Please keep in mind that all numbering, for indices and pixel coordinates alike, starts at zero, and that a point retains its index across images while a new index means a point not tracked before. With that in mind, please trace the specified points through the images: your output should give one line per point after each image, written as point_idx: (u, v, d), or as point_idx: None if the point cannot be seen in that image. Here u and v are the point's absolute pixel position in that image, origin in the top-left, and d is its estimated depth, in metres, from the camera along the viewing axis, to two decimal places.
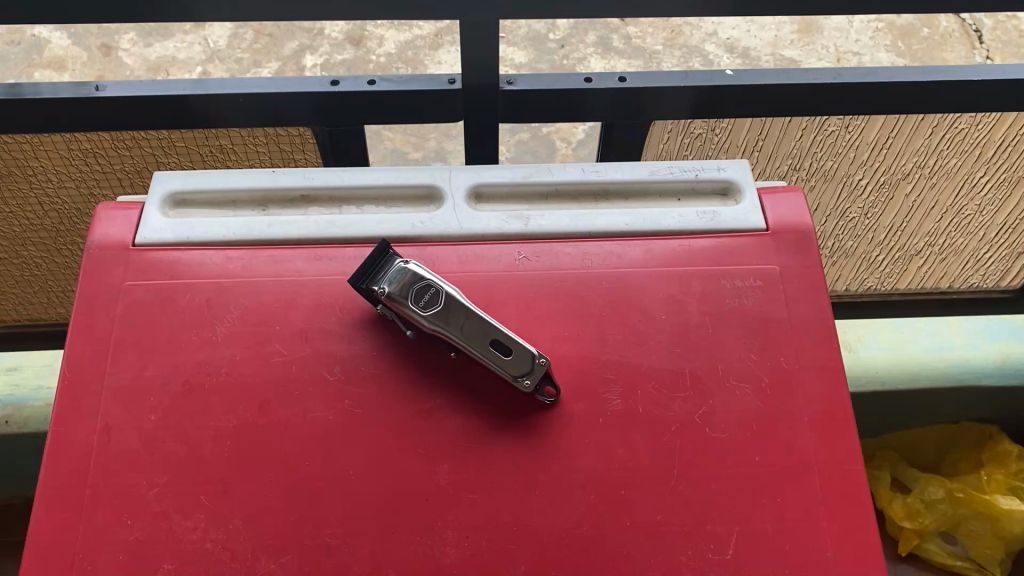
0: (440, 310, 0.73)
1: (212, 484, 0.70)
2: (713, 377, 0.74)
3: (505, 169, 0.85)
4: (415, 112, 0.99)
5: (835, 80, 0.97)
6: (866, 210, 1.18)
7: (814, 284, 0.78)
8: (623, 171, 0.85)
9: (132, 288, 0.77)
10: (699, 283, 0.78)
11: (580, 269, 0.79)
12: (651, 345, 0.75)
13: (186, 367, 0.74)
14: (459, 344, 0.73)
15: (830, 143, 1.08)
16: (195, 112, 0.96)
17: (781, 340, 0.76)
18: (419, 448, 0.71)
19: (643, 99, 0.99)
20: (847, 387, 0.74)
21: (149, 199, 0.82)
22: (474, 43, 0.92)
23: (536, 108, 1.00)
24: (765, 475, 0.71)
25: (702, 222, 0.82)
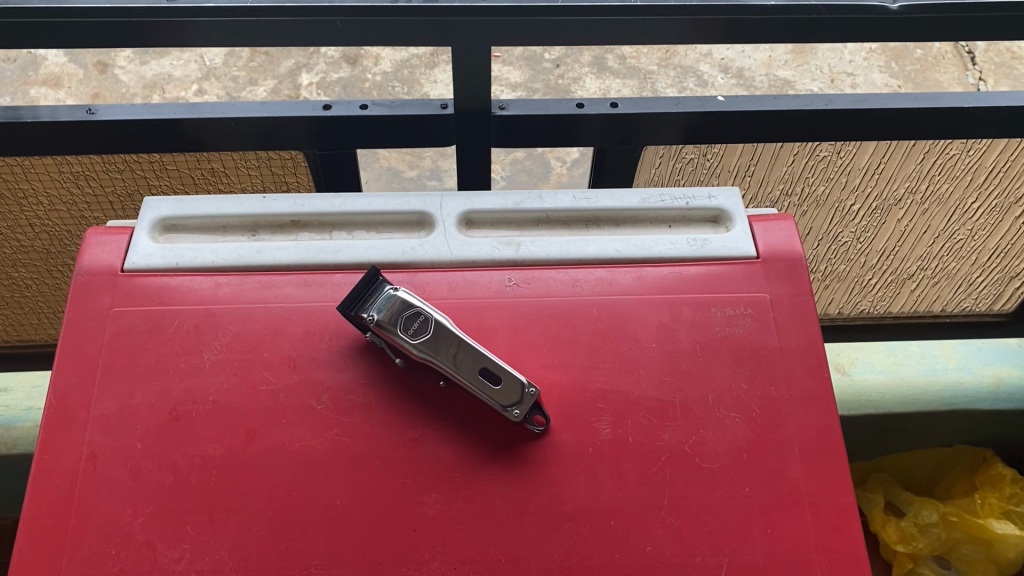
0: (429, 339, 0.73)
1: (198, 514, 0.69)
2: (703, 406, 0.74)
3: (496, 195, 0.85)
4: (408, 137, 0.99)
5: (826, 107, 0.98)
6: (859, 234, 1.18)
7: (804, 313, 0.78)
8: (615, 199, 0.85)
9: (119, 315, 0.77)
10: (689, 312, 0.78)
11: (570, 296, 0.79)
12: (641, 373, 0.75)
13: (173, 395, 0.73)
14: (448, 374, 0.72)
15: (822, 168, 1.08)
16: (187, 136, 0.96)
17: (771, 370, 0.76)
18: (407, 478, 0.70)
19: (634, 125, 0.99)
20: (838, 417, 0.74)
21: (139, 224, 0.82)
22: (467, 68, 0.92)
23: (529, 132, 1.00)
24: (755, 506, 0.70)
25: (692, 250, 0.81)
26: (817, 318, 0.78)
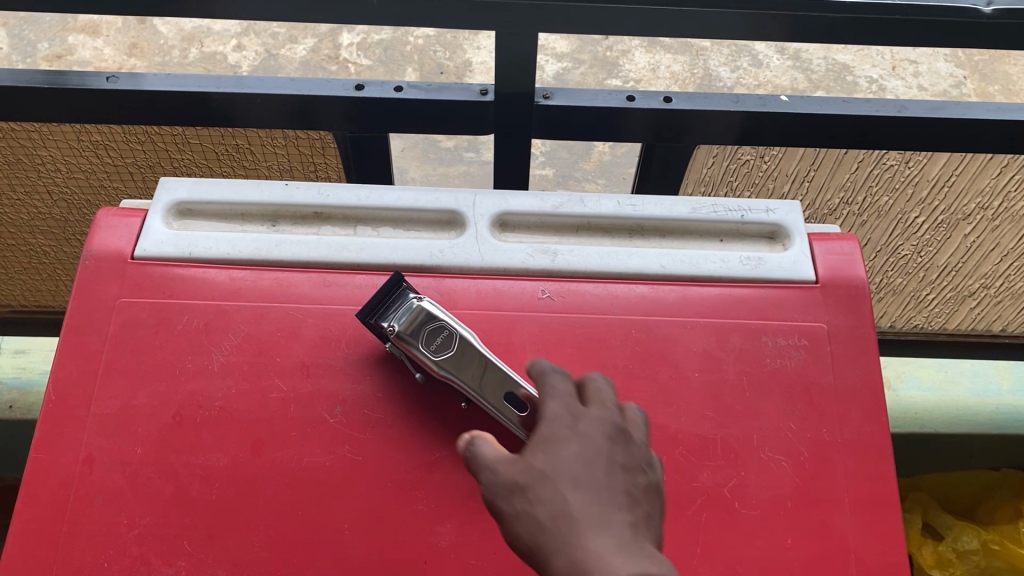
0: (452, 355, 0.68)
1: (197, 529, 0.65)
2: (746, 446, 0.68)
3: (535, 196, 0.79)
4: (443, 123, 0.93)
5: (899, 114, 0.90)
6: (920, 248, 1.10)
7: (863, 348, 0.72)
8: (662, 207, 0.79)
9: (126, 306, 0.72)
10: (737, 339, 0.72)
11: (608, 314, 0.73)
12: (680, 405, 0.69)
13: (178, 397, 0.69)
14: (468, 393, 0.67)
15: (887, 178, 1.00)
16: (213, 111, 0.90)
17: (823, 409, 0.69)
18: (420, 505, 0.66)
19: (688, 122, 0.92)
20: (892, 467, 0.68)
21: (153, 208, 0.77)
22: (511, 55, 0.85)
23: (573, 125, 0.93)
24: (797, 561, 0.64)
25: (745, 270, 0.75)
26: (876, 355, 0.71)
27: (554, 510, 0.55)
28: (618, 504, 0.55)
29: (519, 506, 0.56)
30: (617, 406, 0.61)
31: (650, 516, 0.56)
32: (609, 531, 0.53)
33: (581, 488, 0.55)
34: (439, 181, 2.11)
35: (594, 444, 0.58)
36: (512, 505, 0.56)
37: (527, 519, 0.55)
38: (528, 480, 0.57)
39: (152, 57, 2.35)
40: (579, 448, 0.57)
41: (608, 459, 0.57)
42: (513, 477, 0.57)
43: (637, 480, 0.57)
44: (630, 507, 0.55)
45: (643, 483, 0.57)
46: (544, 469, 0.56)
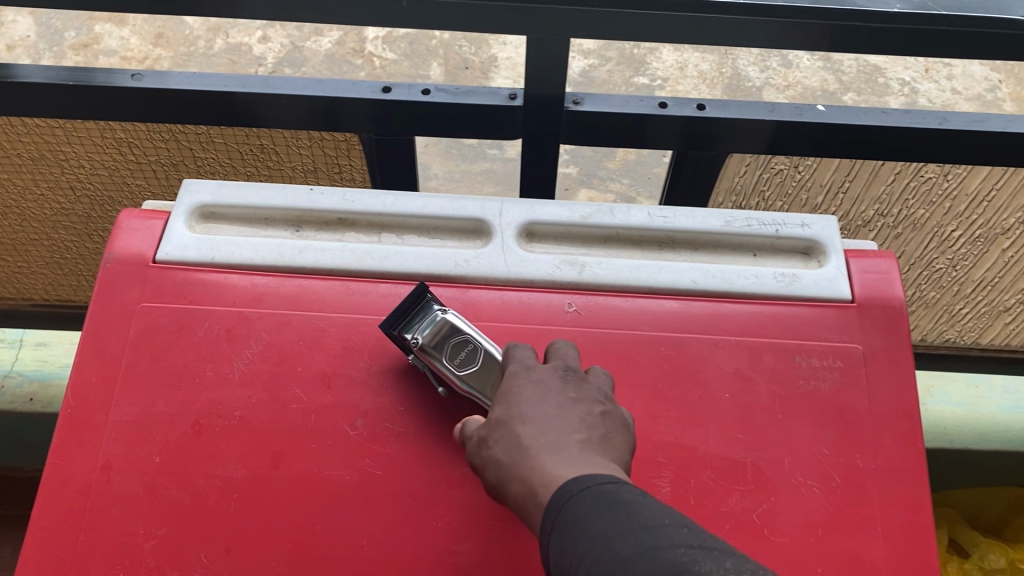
0: (478, 369, 0.67)
1: (213, 541, 0.63)
2: (777, 471, 0.65)
3: (563, 206, 0.77)
4: (470, 128, 0.91)
5: (940, 126, 0.87)
6: (955, 261, 1.07)
7: (901, 371, 0.69)
8: (694, 219, 0.76)
9: (147, 311, 0.71)
10: (770, 359, 0.70)
11: (636, 330, 0.71)
12: (710, 427, 0.67)
13: (197, 406, 0.68)
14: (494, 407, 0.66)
15: (925, 191, 0.97)
16: (238, 111, 0.89)
17: (858, 434, 0.67)
18: (440, 523, 0.64)
19: (721, 131, 0.90)
20: (928, 496, 0.65)
21: (176, 210, 0.76)
22: (542, 59, 0.83)
23: (603, 132, 0.91)
24: None
25: (779, 286, 0.73)
26: (913, 379, 0.69)
27: (510, 444, 0.59)
28: (569, 429, 0.59)
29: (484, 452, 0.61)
30: (576, 359, 0.66)
31: (609, 438, 0.60)
32: (559, 452, 0.57)
33: (531, 423, 0.60)
34: (462, 177, 2.10)
35: (545, 386, 0.62)
36: (479, 451, 0.61)
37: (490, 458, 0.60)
38: (490, 428, 0.62)
39: (178, 47, 2.34)
40: (531, 390, 0.62)
41: (559, 396, 0.62)
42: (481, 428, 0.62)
43: (593, 411, 0.61)
44: (584, 432, 0.59)
45: (598, 411, 0.61)
46: (500, 416, 0.61)
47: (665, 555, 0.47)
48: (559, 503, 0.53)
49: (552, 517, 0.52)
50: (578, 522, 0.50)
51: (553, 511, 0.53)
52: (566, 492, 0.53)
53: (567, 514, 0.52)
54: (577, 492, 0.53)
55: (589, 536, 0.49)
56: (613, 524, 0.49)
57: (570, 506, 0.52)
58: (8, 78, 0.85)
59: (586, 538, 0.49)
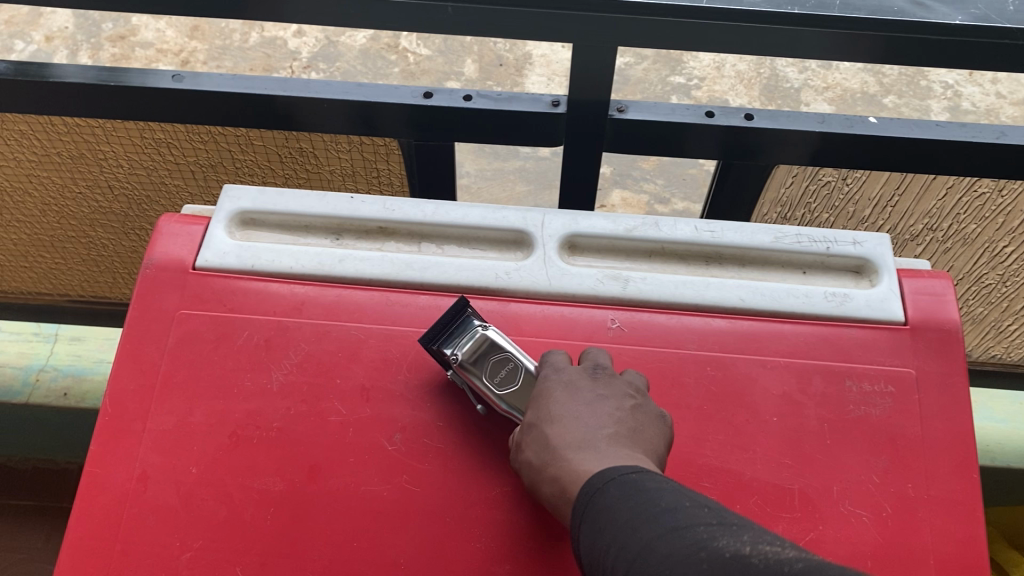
0: (517, 390, 0.66)
1: (250, 555, 0.63)
2: (826, 499, 0.63)
3: (607, 219, 0.76)
4: (511, 134, 0.89)
5: (998, 140, 0.84)
6: (1006, 278, 1.04)
7: (954, 397, 0.67)
8: (742, 234, 0.75)
9: (186, 318, 0.70)
10: (820, 382, 0.68)
11: (681, 349, 0.69)
12: (756, 451, 0.65)
13: (235, 416, 0.67)
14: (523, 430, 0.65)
15: (977, 205, 0.94)
16: (278, 114, 0.88)
17: (910, 463, 0.65)
18: (479, 543, 0.63)
19: (769, 142, 0.88)
20: (983, 528, 0.63)
21: (216, 216, 0.75)
22: (587, 66, 0.82)
23: (647, 140, 0.90)
24: None
25: (830, 306, 0.71)
26: (968, 405, 0.67)
27: (541, 445, 0.60)
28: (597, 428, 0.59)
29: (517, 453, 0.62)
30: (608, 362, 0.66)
31: (641, 432, 0.60)
32: (588, 451, 0.58)
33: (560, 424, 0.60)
34: (494, 176, 2.08)
35: (574, 386, 0.63)
36: (513, 453, 0.62)
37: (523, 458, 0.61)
38: (522, 431, 0.62)
39: (213, 41, 2.34)
40: (561, 391, 0.63)
41: (588, 395, 0.62)
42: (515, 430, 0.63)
43: (624, 405, 0.61)
44: (613, 428, 0.60)
45: (627, 408, 0.61)
46: (530, 421, 0.62)
47: (684, 535, 0.46)
48: (586, 498, 0.53)
49: (580, 512, 0.53)
50: (604, 513, 0.50)
51: (580, 505, 0.53)
52: (592, 484, 0.54)
53: (593, 508, 0.52)
54: (602, 484, 0.53)
55: (614, 525, 0.49)
56: (636, 510, 0.49)
57: (595, 500, 0.52)
58: (48, 78, 0.85)
59: (610, 528, 0.49)
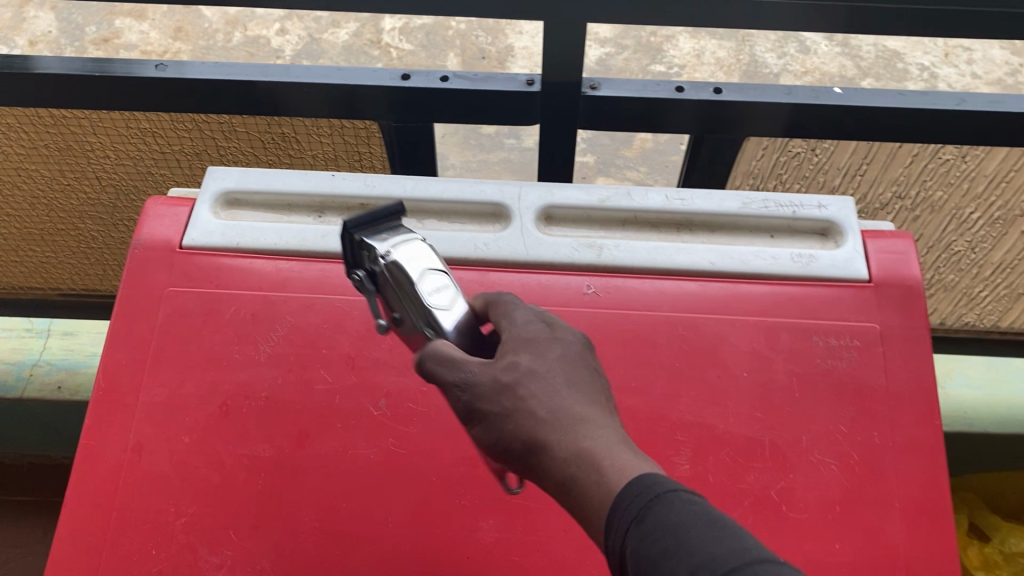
0: (445, 312, 0.54)
1: (242, 518, 0.65)
2: (795, 448, 0.66)
3: (582, 190, 0.78)
4: (488, 114, 0.92)
5: (957, 107, 0.87)
6: (974, 244, 1.07)
7: (917, 349, 0.70)
8: (711, 202, 0.77)
9: (174, 295, 0.73)
10: (789, 338, 0.70)
11: (655, 311, 0.72)
12: (728, 405, 0.68)
13: (224, 387, 0.69)
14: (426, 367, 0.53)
15: (943, 172, 0.97)
16: (259, 100, 0.90)
17: (876, 412, 0.67)
18: (463, 500, 0.66)
19: (740, 114, 0.90)
20: (946, 472, 0.66)
21: (201, 197, 0.77)
22: (559, 44, 0.84)
23: (620, 116, 0.92)
24: (846, 566, 0.63)
25: (797, 267, 0.73)
26: (930, 357, 0.70)
27: (548, 403, 0.49)
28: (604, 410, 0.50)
29: (505, 410, 0.49)
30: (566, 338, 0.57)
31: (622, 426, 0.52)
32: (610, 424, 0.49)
33: (571, 388, 0.50)
34: (479, 168, 2.10)
35: (569, 348, 0.52)
36: (497, 403, 0.50)
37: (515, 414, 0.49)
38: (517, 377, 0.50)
39: (197, 41, 2.34)
40: (558, 349, 0.52)
41: (585, 364, 0.52)
42: (494, 375, 0.50)
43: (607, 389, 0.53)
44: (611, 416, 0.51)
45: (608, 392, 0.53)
46: (532, 368, 0.50)
47: None
48: (643, 499, 0.43)
49: (635, 513, 0.43)
50: (673, 532, 0.41)
51: (634, 503, 0.43)
52: (646, 477, 0.44)
53: (658, 515, 0.42)
54: (664, 492, 0.43)
55: (689, 556, 0.40)
56: (721, 550, 0.40)
57: (660, 507, 0.42)
58: (34, 70, 0.87)
59: (688, 556, 0.40)
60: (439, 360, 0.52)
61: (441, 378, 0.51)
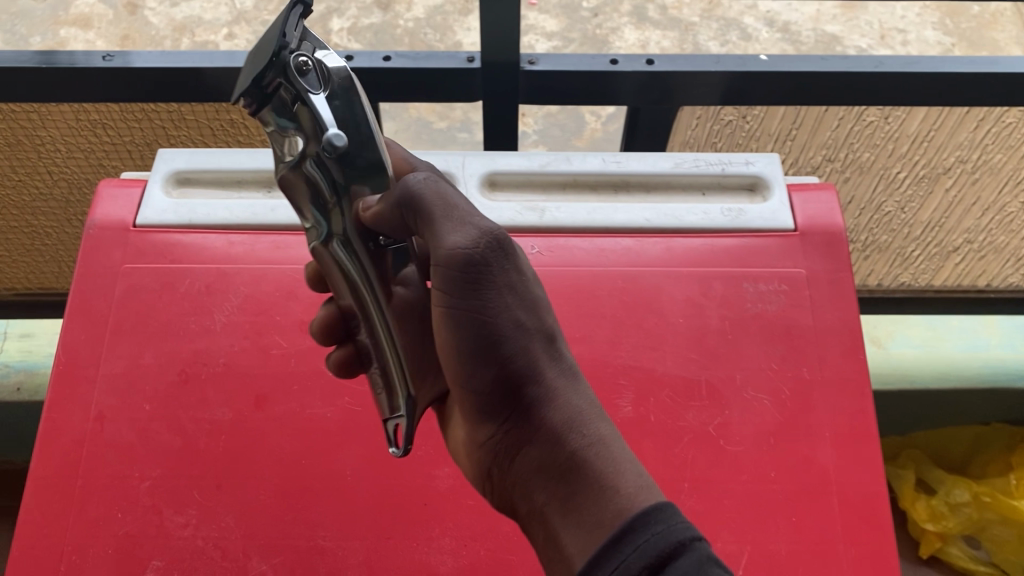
0: None
1: (205, 479, 0.67)
2: (730, 386, 0.70)
3: (522, 157, 0.81)
4: (432, 93, 0.95)
5: (875, 69, 0.92)
6: (903, 204, 1.12)
7: (841, 291, 0.74)
8: (646, 163, 0.81)
9: (130, 272, 0.75)
10: (721, 286, 0.74)
11: (595, 267, 0.75)
12: (666, 350, 0.71)
13: (182, 356, 0.71)
14: (431, 209, 0.50)
15: (868, 134, 1.03)
16: (205, 86, 0.92)
17: (804, 350, 0.72)
18: (418, 452, 0.69)
19: (673, 84, 0.94)
20: (872, 401, 0.70)
21: (152, 178, 0.79)
22: (496, 21, 0.87)
23: (559, 90, 0.95)
24: (781, 493, 0.66)
25: (727, 220, 0.78)
26: (853, 297, 0.74)
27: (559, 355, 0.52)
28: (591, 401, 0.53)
29: (523, 333, 0.50)
30: None
31: None
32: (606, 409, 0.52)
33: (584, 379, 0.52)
34: None
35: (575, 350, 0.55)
36: (517, 314, 0.50)
37: (528, 342, 0.51)
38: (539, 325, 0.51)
39: None
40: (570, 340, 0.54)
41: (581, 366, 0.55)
42: (519, 283, 0.51)
43: None
44: None
45: None
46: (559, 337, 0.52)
47: None
48: (661, 536, 0.43)
49: (648, 559, 0.42)
50: None
51: (642, 547, 0.43)
52: (662, 498, 0.46)
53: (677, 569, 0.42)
54: (685, 540, 0.43)
55: None
56: None
57: (680, 560, 0.42)
58: None
59: None
60: (454, 213, 0.50)
61: (453, 232, 0.49)
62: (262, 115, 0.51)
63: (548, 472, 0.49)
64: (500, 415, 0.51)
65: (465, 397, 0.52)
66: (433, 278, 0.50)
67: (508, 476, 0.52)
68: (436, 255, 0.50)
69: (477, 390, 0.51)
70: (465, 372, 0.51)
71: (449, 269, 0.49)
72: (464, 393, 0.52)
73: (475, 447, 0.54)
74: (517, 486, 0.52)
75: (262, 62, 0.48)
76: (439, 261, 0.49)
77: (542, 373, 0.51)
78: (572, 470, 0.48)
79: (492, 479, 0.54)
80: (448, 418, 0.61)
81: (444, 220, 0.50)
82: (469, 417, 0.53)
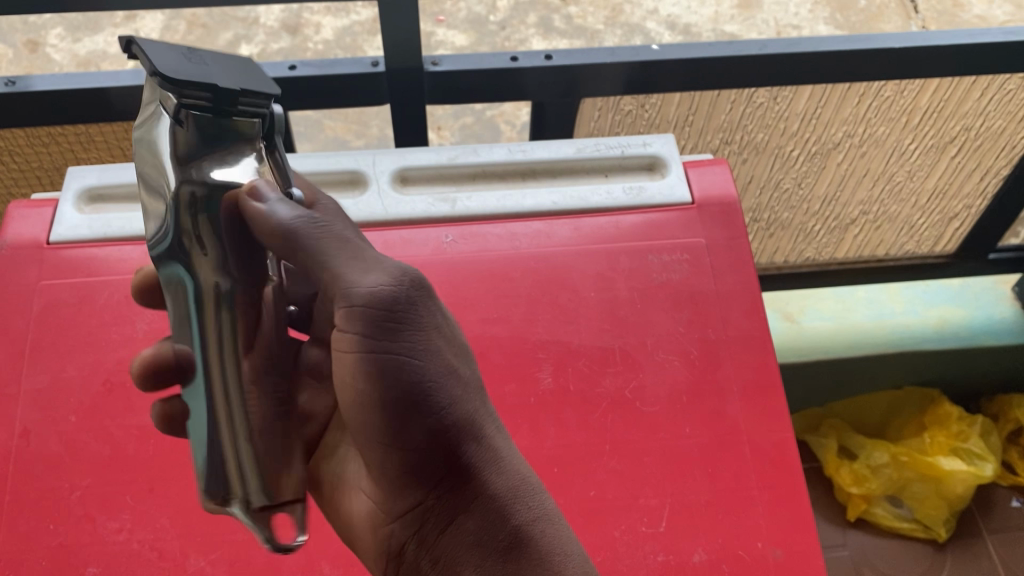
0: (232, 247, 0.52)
1: (137, 483, 0.68)
2: (642, 352, 0.74)
3: (430, 152, 0.84)
4: (340, 97, 0.97)
5: (760, 51, 0.97)
6: (800, 180, 1.18)
7: (738, 255, 0.79)
8: (550, 150, 0.84)
9: (46, 288, 0.75)
10: (628, 260, 0.78)
11: (508, 250, 0.78)
12: (580, 322, 0.75)
13: (107, 365, 0.72)
14: (326, 252, 0.53)
15: (761, 115, 1.08)
16: (109, 106, 0.93)
17: (708, 312, 0.76)
18: None
19: (573, 77, 0.98)
20: (773, 354, 0.75)
21: (63, 196, 0.80)
22: (395, 25, 0.90)
23: (465, 89, 0.99)
24: (697, 447, 0.70)
25: (629, 198, 0.82)
26: (750, 259, 0.79)
27: (481, 409, 0.58)
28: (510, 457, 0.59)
29: (449, 383, 0.55)
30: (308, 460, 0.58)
31: None
32: (527, 468, 0.59)
33: (502, 436, 0.59)
34: None
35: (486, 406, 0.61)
36: (443, 362, 0.55)
37: (453, 391, 0.56)
38: (462, 380, 0.57)
39: None
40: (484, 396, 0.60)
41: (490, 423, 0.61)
42: (443, 337, 0.56)
43: None
44: None
45: None
46: (479, 400, 0.58)
47: None
48: None
49: None
50: None
51: None
52: None
53: None
54: None
55: None
56: None
57: None
58: None
59: None
60: (360, 255, 0.54)
61: (372, 275, 0.53)
62: (201, 117, 0.47)
63: (487, 541, 0.56)
64: (434, 476, 0.56)
65: (395, 451, 0.55)
66: (350, 322, 0.53)
67: (436, 542, 0.56)
68: (354, 295, 0.52)
69: (408, 447, 0.55)
70: (396, 428, 0.54)
71: (374, 311, 0.52)
72: (393, 448, 0.55)
73: (394, 512, 0.57)
74: (447, 551, 0.56)
75: (264, 94, 0.49)
76: (359, 301, 0.52)
77: (473, 431, 0.56)
78: (513, 539, 0.55)
79: (411, 543, 0.57)
80: (342, 487, 0.62)
81: (356, 259, 0.53)
82: (393, 482, 0.57)
